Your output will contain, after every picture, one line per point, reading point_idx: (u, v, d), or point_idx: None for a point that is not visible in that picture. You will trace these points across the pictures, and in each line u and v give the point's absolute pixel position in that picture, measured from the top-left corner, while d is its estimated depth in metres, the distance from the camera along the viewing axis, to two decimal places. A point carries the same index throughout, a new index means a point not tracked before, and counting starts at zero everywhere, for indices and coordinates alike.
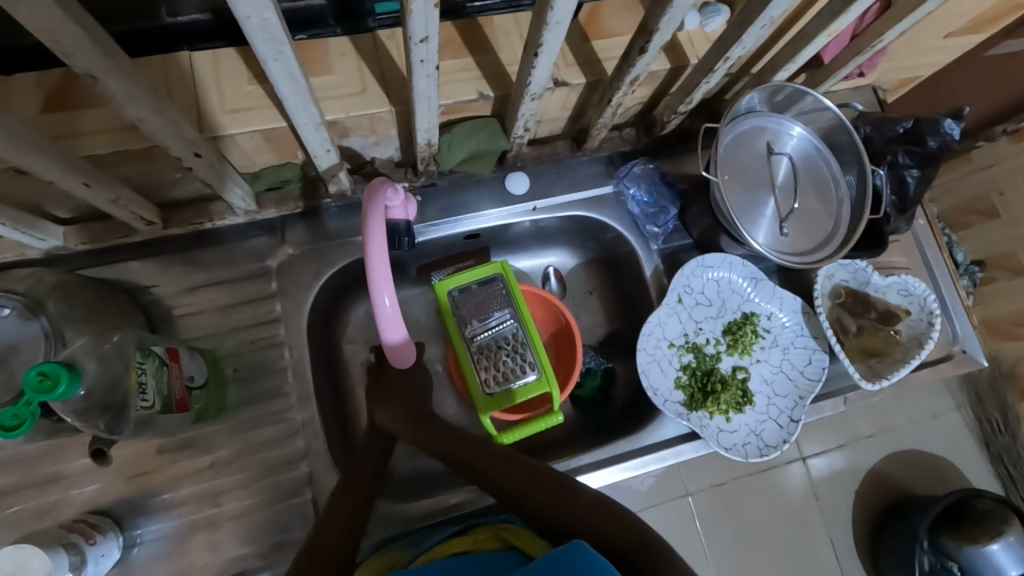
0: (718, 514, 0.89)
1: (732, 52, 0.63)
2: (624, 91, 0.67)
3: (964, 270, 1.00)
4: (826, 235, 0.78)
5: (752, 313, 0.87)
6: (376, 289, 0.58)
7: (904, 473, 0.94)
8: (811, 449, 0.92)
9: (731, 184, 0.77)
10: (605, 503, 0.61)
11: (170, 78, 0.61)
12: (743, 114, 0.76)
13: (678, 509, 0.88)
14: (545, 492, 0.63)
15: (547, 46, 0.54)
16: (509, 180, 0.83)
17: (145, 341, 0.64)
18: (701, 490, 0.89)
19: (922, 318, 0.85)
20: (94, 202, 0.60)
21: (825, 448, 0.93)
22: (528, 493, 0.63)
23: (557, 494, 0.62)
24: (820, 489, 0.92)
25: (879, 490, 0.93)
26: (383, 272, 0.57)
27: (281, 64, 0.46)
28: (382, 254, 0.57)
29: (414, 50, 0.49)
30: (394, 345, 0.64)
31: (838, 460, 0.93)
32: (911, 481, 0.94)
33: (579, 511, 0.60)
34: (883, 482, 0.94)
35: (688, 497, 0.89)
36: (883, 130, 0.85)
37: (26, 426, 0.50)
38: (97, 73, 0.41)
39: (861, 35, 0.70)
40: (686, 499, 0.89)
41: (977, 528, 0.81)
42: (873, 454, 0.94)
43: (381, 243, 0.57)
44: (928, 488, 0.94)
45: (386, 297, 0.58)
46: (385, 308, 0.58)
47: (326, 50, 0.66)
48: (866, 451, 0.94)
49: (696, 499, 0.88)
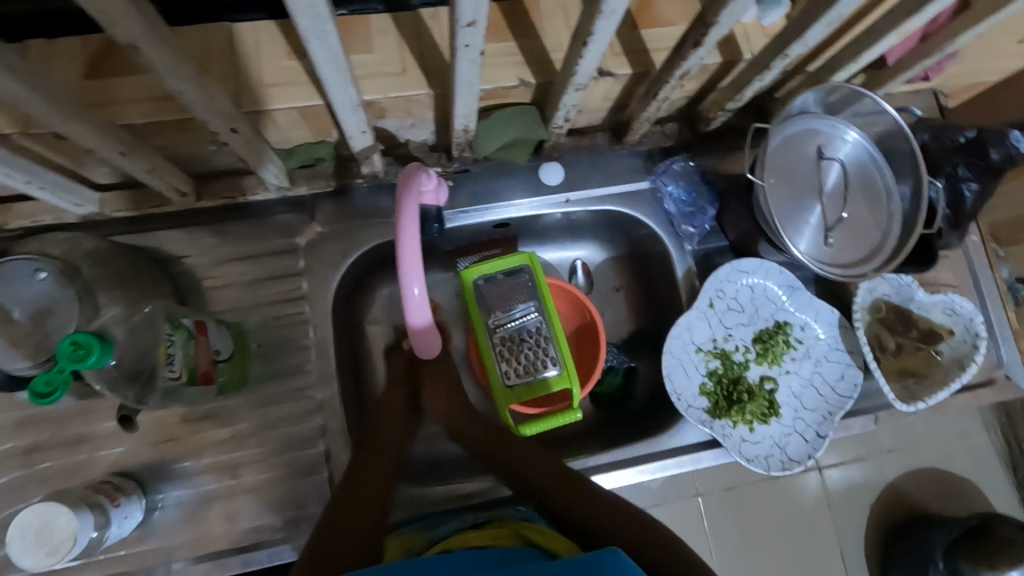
0: (729, 518, 0.87)
1: (792, 49, 0.60)
2: (672, 85, 0.64)
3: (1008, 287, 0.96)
4: (872, 248, 0.74)
5: (785, 322, 0.84)
6: (407, 276, 0.57)
7: (925, 492, 0.91)
8: (830, 460, 0.90)
9: (776, 188, 0.73)
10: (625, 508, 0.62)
11: (211, 50, 0.61)
12: (795, 115, 0.73)
13: (688, 510, 0.87)
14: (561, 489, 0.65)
15: (599, 36, 0.51)
16: (543, 171, 0.81)
17: (174, 313, 0.64)
18: (713, 493, 0.87)
19: (965, 339, 0.81)
20: (130, 170, 0.60)
21: (842, 460, 0.90)
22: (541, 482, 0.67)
23: (578, 495, 0.64)
24: (835, 500, 0.89)
25: (896, 505, 0.91)
26: (413, 262, 0.57)
27: (325, 43, 0.45)
28: (414, 245, 0.57)
29: (460, 34, 0.47)
30: (419, 333, 0.63)
31: (857, 472, 0.90)
32: (929, 499, 0.91)
33: (601, 510, 0.62)
34: (900, 498, 0.91)
35: (699, 497, 0.87)
36: (942, 139, 0.80)
37: (58, 394, 0.51)
38: (139, 43, 0.40)
39: (932, 37, 0.66)
40: (696, 500, 0.87)
41: (1000, 553, 0.79)
42: (895, 470, 0.91)
43: (412, 231, 0.57)
44: (949, 509, 0.91)
45: (414, 286, 0.58)
46: (413, 297, 0.58)
47: (367, 27, 0.64)
48: (884, 467, 0.91)
49: (706, 501, 0.87)
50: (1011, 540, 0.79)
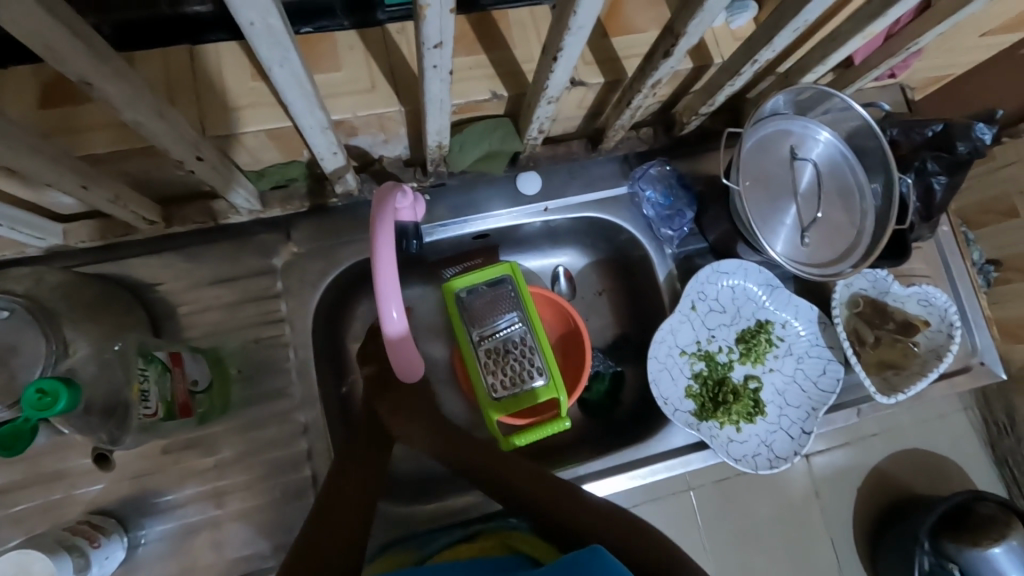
0: (720, 510, 0.88)
1: (761, 55, 0.60)
2: (644, 94, 0.64)
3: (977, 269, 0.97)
4: (848, 246, 0.75)
5: (766, 320, 0.84)
6: (385, 295, 0.56)
7: (907, 473, 0.93)
8: (816, 448, 0.91)
9: (752, 191, 0.74)
10: (579, 498, 0.63)
11: (170, 75, 0.59)
12: (767, 117, 0.73)
13: (679, 505, 0.87)
14: (527, 485, 0.65)
15: (568, 51, 0.50)
16: (521, 181, 0.81)
17: (146, 347, 0.63)
18: (704, 485, 0.88)
19: (941, 330, 0.83)
20: (93, 202, 0.58)
21: (829, 446, 0.91)
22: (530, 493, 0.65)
23: (538, 483, 0.65)
24: (822, 487, 0.91)
25: (882, 489, 0.92)
26: (391, 283, 0.56)
27: (287, 70, 0.43)
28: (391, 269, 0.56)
29: (427, 56, 0.46)
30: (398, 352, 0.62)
31: (841, 457, 0.92)
32: (912, 480, 0.93)
33: (557, 498, 0.63)
34: (886, 481, 0.93)
35: (690, 491, 0.88)
36: (911, 134, 0.82)
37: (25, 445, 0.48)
38: (92, 78, 0.38)
39: (896, 36, 0.67)
40: (688, 494, 0.88)
41: (977, 531, 0.81)
42: (878, 454, 0.93)
43: (389, 252, 0.56)
44: (931, 488, 0.93)
45: (394, 310, 0.57)
46: (393, 321, 0.57)
47: (333, 44, 0.63)
48: (868, 450, 0.92)
49: (698, 494, 0.88)
50: (992, 518, 0.81)
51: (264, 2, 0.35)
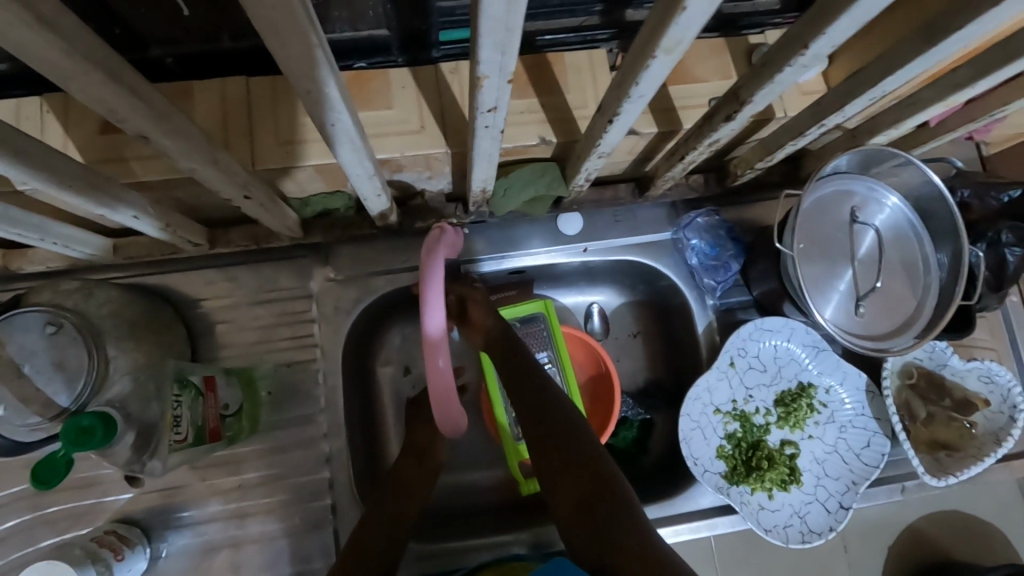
0: (742, 557, 0.78)
1: (830, 120, 0.56)
2: (700, 151, 0.61)
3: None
4: (906, 318, 0.70)
5: (809, 384, 0.80)
6: (429, 304, 0.54)
7: (947, 534, 0.82)
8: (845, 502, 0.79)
9: (806, 253, 0.70)
10: (576, 432, 0.67)
11: (224, 107, 0.59)
12: (828, 176, 0.70)
13: (698, 550, 0.77)
14: (530, 412, 0.69)
15: (625, 116, 0.48)
16: (562, 221, 0.79)
17: (183, 370, 0.64)
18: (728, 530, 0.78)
19: (1002, 411, 0.77)
20: (143, 229, 0.59)
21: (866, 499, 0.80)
22: (531, 418, 0.69)
23: (539, 406, 0.69)
24: (851, 542, 0.80)
25: (917, 551, 0.82)
26: (437, 299, 0.54)
27: (341, 127, 0.44)
28: (439, 294, 0.54)
29: (481, 117, 0.44)
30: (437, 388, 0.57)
31: (876, 513, 0.81)
32: (952, 543, 0.82)
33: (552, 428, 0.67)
34: (923, 542, 0.82)
35: (711, 537, 0.78)
36: (984, 198, 0.77)
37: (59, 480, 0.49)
38: (149, 134, 0.38)
39: (982, 102, 0.62)
40: (709, 539, 0.78)
41: None
42: (916, 511, 0.81)
43: (438, 284, 0.55)
44: (973, 555, 0.82)
45: (440, 359, 0.54)
46: (439, 370, 0.54)
47: (386, 81, 0.62)
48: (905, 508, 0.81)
49: (720, 539, 0.77)
50: None
51: (315, 71, 0.36)
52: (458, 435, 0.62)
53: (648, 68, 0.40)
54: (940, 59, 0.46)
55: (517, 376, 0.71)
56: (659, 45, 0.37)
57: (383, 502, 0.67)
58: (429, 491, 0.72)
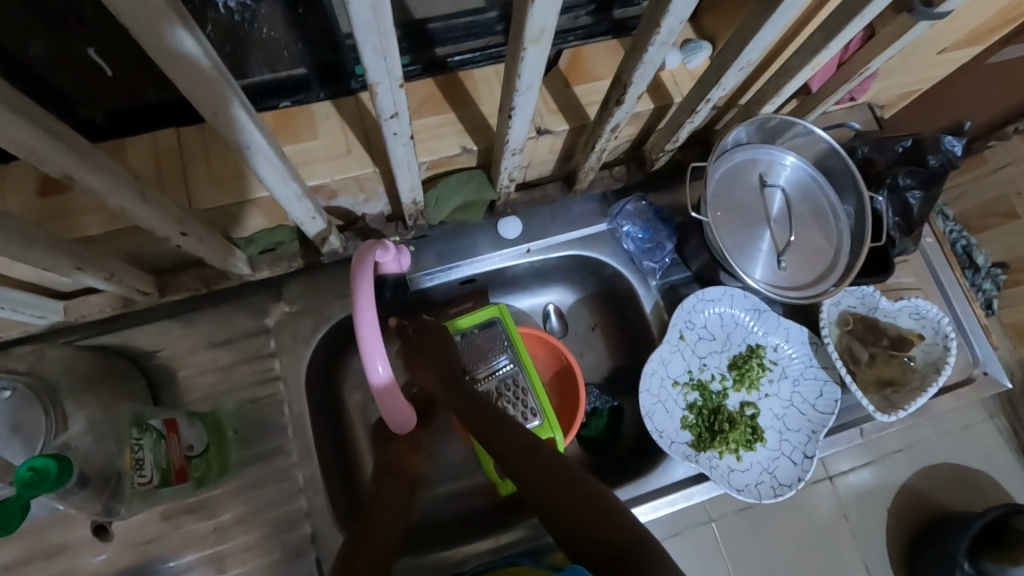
0: (746, 540, 0.80)
1: (713, 94, 0.62)
2: (606, 137, 0.66)
3: (986, 274, 0.95)
4: (826, 266, 0.76)
5: (757, 345, 0.85)
6: (368, 349, 0.57)
7: (940, 490, 0.85)
8: (840, 468, 0.84)
9: (725, 220, 0.75)
10: (569, 475, 0.65)
11: (159, 156, 0.63)
12: (732, 148, 0.75)
13: (702, 538, 0.80)
14: (518, 462, 0.67)
15: (521, 108, 0.52)
16: (502, 226, 0.83)
17: (142, 415, 0.65)
18: (726, 515, 0.81)
19: (936, 343, 0.82)
20: (89, 281, 0.61)
21: (854, 465, 0.84)
22: (518, 465, 0.67)
23: (527, 455, 0.67)
24: (850, 510, 0.83)
25: (914, 508, 0.84)
26: (371, 327, 0.57)
27: (257, 149, 0.47)
28: (371, 313, 0.57)
29: (386, 125, 0.49)
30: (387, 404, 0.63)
31: (868, 477, 0.84)
32: (946, 497, 0.85)
33: (542, 473, 0.65)
34: (918, 499, 0.85)
35: (712, 522, 0.80)
36: (883, 150, 0.83)
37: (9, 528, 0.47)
38: (74, 173, 0.41)
39: (848, 62, 0.69)
40: (710, 526, 0.80)
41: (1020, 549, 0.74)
42: (905, 469, 0.85)
43: (368, 297, 0.57)
44: (966, 504, 0.85)
45: (379, 365, 0.58)
46: (379, 376, 0.58)
47: (310, 115, 0.67)
48: (894, 467, 0.85)
49: (721, 525, 0.80)
50: None
51: (222, 94, 0.40)
52: (406, 430, 0.69)
53: (524, 59, 0.45)
54: (784, 23, 0.52)
55: (497, 429, 0.70)
56: (525, 36, 0.42)
57: (367, 519, 0.67)
58: (409, 504, 0.71)
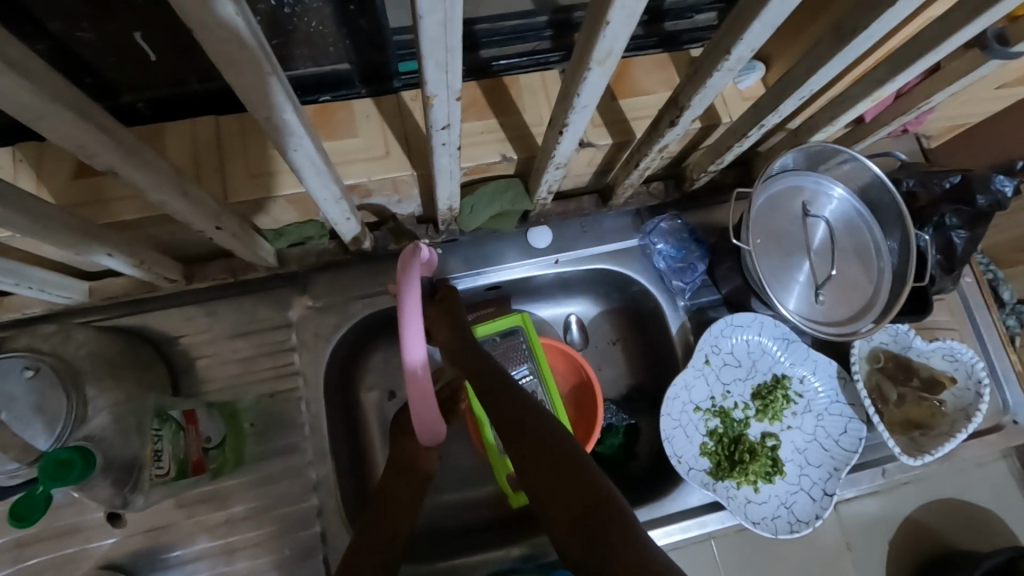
0: (744, 560, 0.78)
1: (768, 120, 0.60)
2: (651, 157, 0.64)
3: (1011, 310, 0.94)
4: (864, 303, 0.74)
5: (783, 375, 0.83)
6: (410, 344, 0.57)
7: (943, 523, 0.83)
8: (844, 495, 0.81)
9: (764, 248, 0.74)
10: (577, 472, 0.63)
11: (196, 144, 0.62)
12: (776, 174, 0.74)
13: (699, 555, 0.77)
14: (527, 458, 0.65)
15: (573, 126, 0.51)
16: (532, 235, 0.82)
17: (163, 405, 0.65)
18: (726, 534, 0.78)
19: (969, 387, 0.79)
20: (119, 267, 0.60)
21: (860, 493, 0.81)
22: (528, 461, 0.65)
23: (539, 450, 0.66)
24: (852, 538, 0.80)
25: (916, 542, 0.82)
26: (415, 326, 0.57)
27: (302, 151, 0.46)
28: (417, 318, 0.57)
29: (436, 135, 0.47)
30: (419, 405, 0.63)
31: (872, 506, 0.82)
32: (951, 532, 0.83)
33: (549, 470, 0.64)
34: (920, 532, 0.82)
35: (711, 540, 0.78)
36: (928, 185, 0.80)
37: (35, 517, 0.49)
38: (118, 167, 0.40)
39: (908, 96, 0.67)
40: (709, 544, 0.78)
41: None
42: (910, 501, 0.82)
43: (416, 306, 0.57)
44: (972, 542, 0.83)
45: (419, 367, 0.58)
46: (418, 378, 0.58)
47: (350, 112, 0.65)
48: (899, 499, 0.82)
49: (720, 544, 0.78)
50: None
51: (274, 99, 0.39)
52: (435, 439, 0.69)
53: (585, 79, 0.43)
54: (854, 57, 0.50)
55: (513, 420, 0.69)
56: (592, 57, 0.40)
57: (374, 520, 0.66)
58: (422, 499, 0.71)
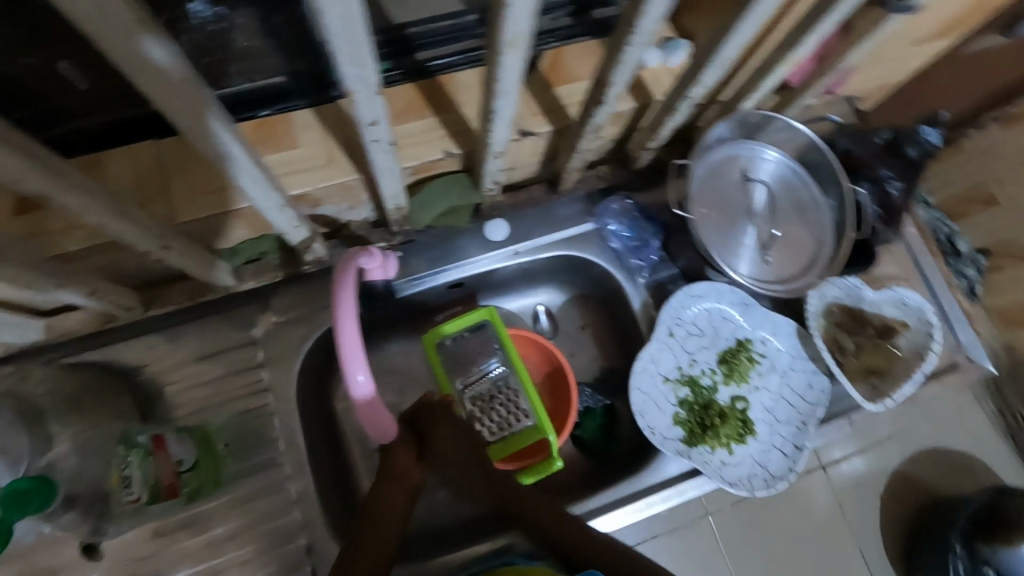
0: (745, 532, 0.80)
1: (693, 91, 0.63)
2: (588, 139, 0.66)
3: (969, 259, 0.95)
4: (809, 259, 0.77)
5: (746, 339, 0.85)
6: (348, 361, 0.58)
7: (930, 473, 0.85)
8: (831, 456, 0.83)
9: (709, 217, 0.76)
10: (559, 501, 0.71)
11: (139, 171, 0.62)
12: (714, 145, 0.76)
13: (699, 531, 0.79)
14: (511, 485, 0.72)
15: (502, 112, 0.53)
16: (488, 228, 0.83)
17: (130, 433, 0.68)
18: (723, 509, 0.80)
19: (921, 330, 0.83)
20: (70, 298, 0.60)
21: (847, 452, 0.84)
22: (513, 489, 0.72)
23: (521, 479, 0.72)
24: (845, 500, 0.82)
25: (905, 493, 0.84)
26: (352, 339, 0.58)
27: (236, 160, 0.47)
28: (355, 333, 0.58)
29: (367, 132, 0.48)
30: (367, 408, 0.62)
31: (861, 464, 0.84)
32: (936, 481, 0.85)
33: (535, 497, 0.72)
34: (908, 483, 0.84)
35: (710, 516, 0.80)
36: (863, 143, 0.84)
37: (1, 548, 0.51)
38: (48, 191, 0.41)
39: (825, 57, 0.70)
40: (707, 520, 0.80)
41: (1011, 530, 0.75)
42: (895, 456, 0.85)
43: (349, 312, 0.59)
44: (955, 486, 0.85)
45: (359, 373, 0.59)
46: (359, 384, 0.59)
47: (290, 124, 0.66)
48: (885, 454, 0.84)
49: (718, 519, 0.80)
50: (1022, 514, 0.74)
51: (196, 106, 0.40)
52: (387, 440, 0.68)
53: (501, 63, 0.45)
54: (758, 21, 0.53)
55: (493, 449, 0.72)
56: (503, 41, 0.42)
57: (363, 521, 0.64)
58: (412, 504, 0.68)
